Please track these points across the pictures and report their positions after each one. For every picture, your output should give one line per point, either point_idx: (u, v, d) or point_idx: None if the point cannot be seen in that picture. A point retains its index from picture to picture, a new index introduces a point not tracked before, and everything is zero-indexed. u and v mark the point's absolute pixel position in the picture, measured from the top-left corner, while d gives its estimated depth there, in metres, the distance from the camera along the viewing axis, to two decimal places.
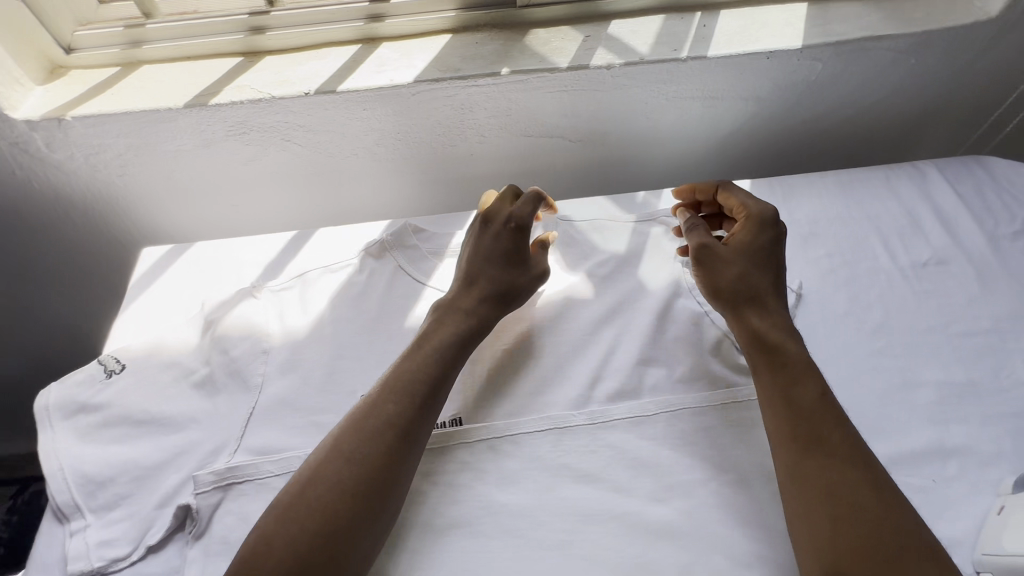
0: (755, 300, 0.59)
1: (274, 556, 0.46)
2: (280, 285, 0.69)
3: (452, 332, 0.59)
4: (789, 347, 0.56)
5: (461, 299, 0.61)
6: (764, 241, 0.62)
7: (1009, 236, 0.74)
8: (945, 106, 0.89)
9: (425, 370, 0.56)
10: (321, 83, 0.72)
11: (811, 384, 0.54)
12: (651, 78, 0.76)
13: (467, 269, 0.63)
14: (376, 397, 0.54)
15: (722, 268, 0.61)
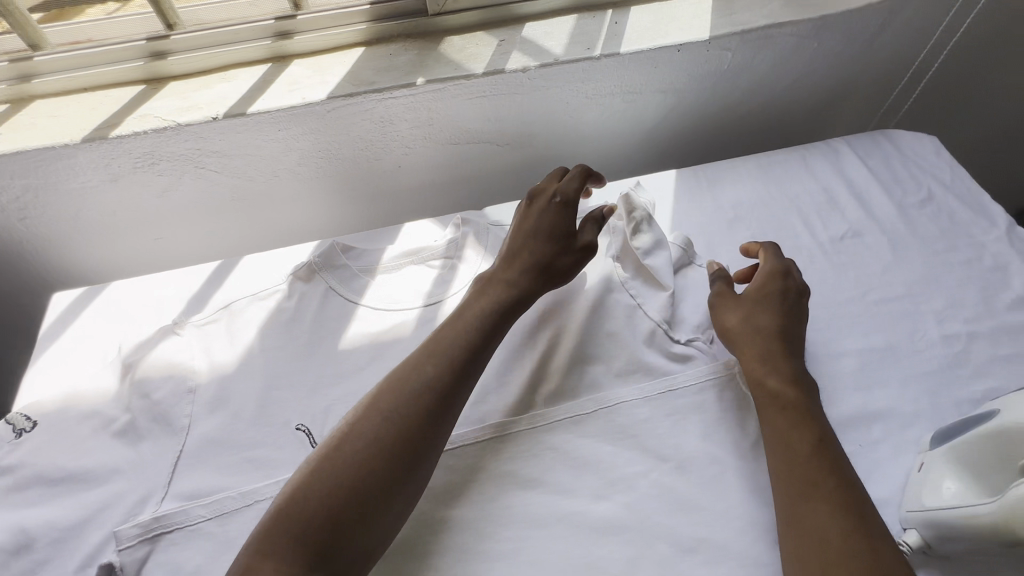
0: (765, 343, 0.59)
1: (306, 506, 0.46)
2: (206, 318, 0.67)
3: (493, 297, 0.61)
4: (790, 390, 0.55)
5: (503, 267, 0.64)
6: (779, 291, 0.63)
7: (915, 204, 0.79)
8: (851, 85, 0.94)
9: (466, 332, 0.57)
10: (230, 106, 0.70)
11: (817, 426, 0.53)
12: (568, 78, 0.77)
13: (511, 243, 0.66)
14: (420, 356, 0.55)
15: (726, 311, 0.63)
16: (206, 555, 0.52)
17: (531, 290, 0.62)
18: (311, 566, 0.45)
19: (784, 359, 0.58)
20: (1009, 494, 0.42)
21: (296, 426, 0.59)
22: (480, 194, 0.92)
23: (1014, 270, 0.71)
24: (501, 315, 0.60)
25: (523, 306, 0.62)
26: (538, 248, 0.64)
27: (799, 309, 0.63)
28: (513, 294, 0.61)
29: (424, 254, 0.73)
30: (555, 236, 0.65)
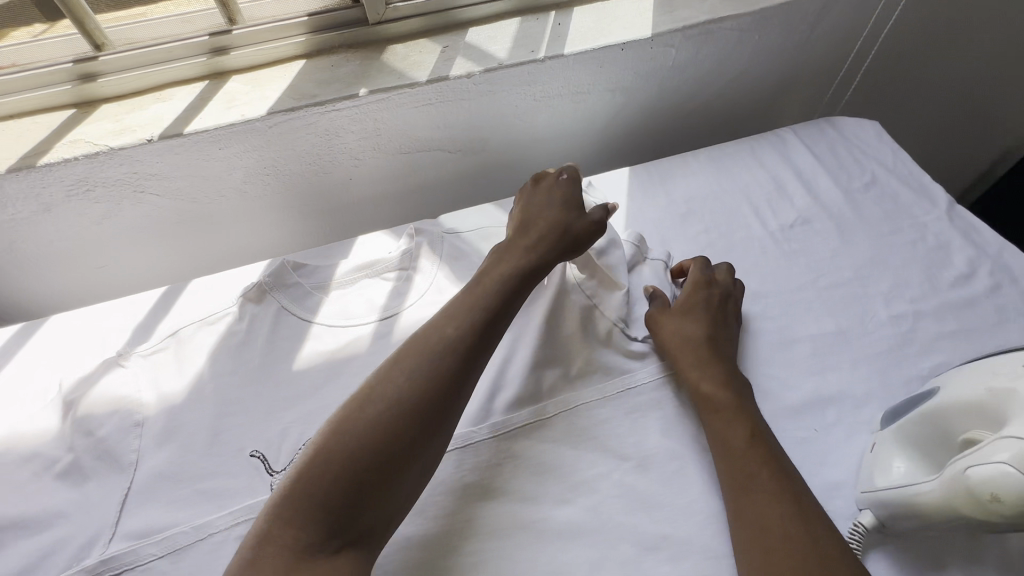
0: (696, 350, 0.61)
1: (327, 469, 0.47)
2: (153, 347, 0.64)
3: (510, 265, 0.62)
4: (718, 390, 0.57)
5: (517, 238, 0.65)
6: (706, 299, 0.66)
7: (860, 188, 0.81)
8: (795, 74, 0.96)
9: (484, 298, 0.59)
10: (166, 127, 0.68)
11: (750, 423, 0.54)
12: (514, 81, 0.77)
13: (525, 218, 0.68)
14: (441, 320, 0.56)
15: (659, 323, 0.65)
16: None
17: (546, 258, 0.64)
18: (330, 529, 0.45)
19: (715, 362, 0.60)
20: (947, 471, 0.43)
21: (250, 453, 0.58)
22: (437, 201, 0.91)
23: (955, 247, 0.73)
24: (520, 281, 0.61)
25: (539, 275, 0.63)
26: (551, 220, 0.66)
27: (727, 314, 0.65)
28: (529, 262, 0.63)
29: (378, 266, 0.72)
30: (568, 209, 0.68)
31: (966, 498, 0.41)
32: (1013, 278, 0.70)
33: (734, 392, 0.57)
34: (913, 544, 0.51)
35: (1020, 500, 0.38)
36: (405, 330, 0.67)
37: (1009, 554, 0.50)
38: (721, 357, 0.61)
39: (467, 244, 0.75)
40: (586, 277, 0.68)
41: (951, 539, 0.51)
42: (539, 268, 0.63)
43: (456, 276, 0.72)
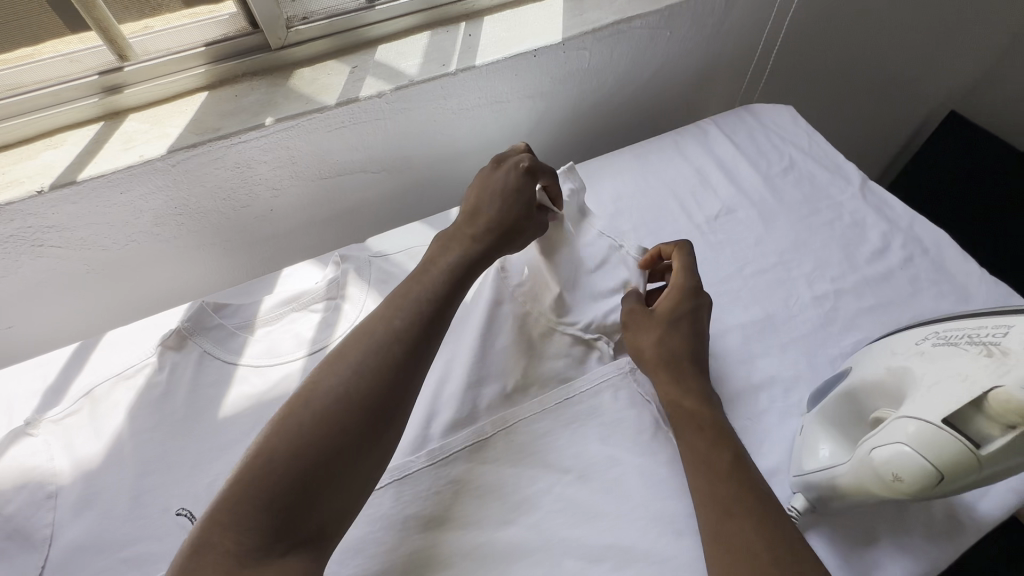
0: (679, 366, 0.59)
1: (269, 468, 0.44)
2: (65, 411, 0.60)
3: (454, 254, 0.60)
4: (708, 414, 0.55)
5: (464, 223, 0.63)
6: (691, 311, 0.62)
7: (779, 173, 0.83)
8: (712, 66, 0.98)
9: (430, 287, 0.57)
10: (57, 175, 0.64)
11: (731, 442, 0.53)
12: (429, 97, 0.75)
13: (476, 202, 0.64)
14: (387, 311, 0.55)
15: (643, 334, 0.61)
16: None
17: (492, 248, 0.62)
18: (275, 532, 0.43)
19: (696, 377, 0.58)
20: (857, 453, 0.44)
21: (177, 512, 0.55)
22: (368, 222, 0.89)
23: (870, 224, 0.76)
24: (464, 271, 0.60)
25: (484, 264, 0.61)
26: (503, 210, 0.62)
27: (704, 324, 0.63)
28: (476, 249, 0.61)
29: (305, 298, 0.70)
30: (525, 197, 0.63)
31: (874, 479, 0.42)
32: (923, 249, 0.73)
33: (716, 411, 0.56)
34: (845, 521, 0.52)
35: (920, 478, 0.40)
36: None
37: (932, 520, 0.52)
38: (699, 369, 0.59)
39: (396, 266, 0.73)
40: (520, 283, 0.67)
41: (879, 512, 0.52)
42: (485, 256, 0.61)
43: None
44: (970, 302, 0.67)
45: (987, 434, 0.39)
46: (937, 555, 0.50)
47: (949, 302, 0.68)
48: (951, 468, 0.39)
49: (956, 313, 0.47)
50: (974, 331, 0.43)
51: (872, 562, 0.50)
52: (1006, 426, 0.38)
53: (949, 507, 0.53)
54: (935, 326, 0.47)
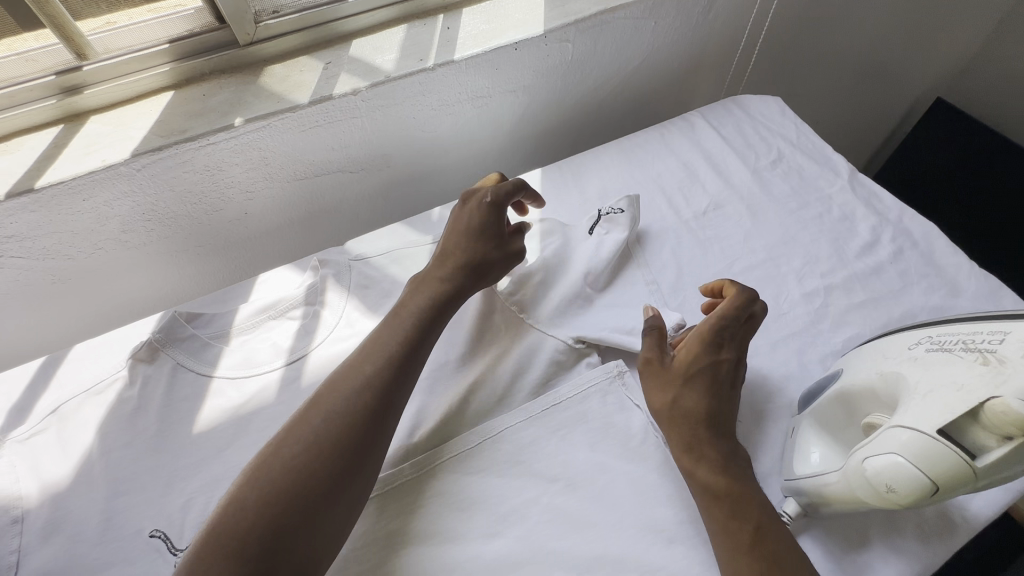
0: (694, 428, 0.53)
1: (241, 521, 0.43)
2: (31, 431, 0.58)
3: (426, 294, 0.60)
4: (724, 484, 0.50)
5: (435, 265, 0.63)
6: (710, 366, 0.56)
7: (768, 166, 0.82)
8: (699, 56, 0.96)
9: (403, 329, 0.57)
10: (13, 183, 0.60)
11: (756, 520, 0.48)
12: (407, 94, 0.73)
13: (444, 244, 0.65)
14: (360, 357, 0.54)
15: (655, 389, 0.56)
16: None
17: (463, 288, 0.62)
18: None
19: (714, 440, 0.52)
20: (849, 462, 0.42)
21: (150, 534, 0.53)
22: (348, 223, 0.87)
23: (859, 216, 0.75)
24: (438, 311, 0.59)
25: (455, 303, 0.61)
26: (471, 246, 0.63)
27: (734, 383, 0.56)
28: (446, 289, 0.61)
29: (281, 305, 0.67)
30: (490, 236, 0.64)
31: (866, 489, 0.41)
32: (913, 242, 0.72)
33: (737, 481, 0.50)
34: (838, 524, 0.51)
35: (915, 490, 0.38)
36: (316, 371, 0.63)
37: (924, 520, 0.51)
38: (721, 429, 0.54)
39: (377, 269, 0.71)
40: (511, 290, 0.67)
41: (872, 514, 0.52)
42: (452, 296, 0.61)
43: (366, 306, 0.68)
44: (960, 295, 0.67)
45: (983, 445, 0.37)
46: (930, 557, 0.50)
47: (939, 295, 0.67)
48: (945, 481, 0.38)
49: (951, 316, 0.46)
50: (969, 336, 0.42)
51: (865, 566, 0.50)
52: (1003, 437, 0.37)
53: (941, 506, 0.52)
54: (928, 330, 0.46)
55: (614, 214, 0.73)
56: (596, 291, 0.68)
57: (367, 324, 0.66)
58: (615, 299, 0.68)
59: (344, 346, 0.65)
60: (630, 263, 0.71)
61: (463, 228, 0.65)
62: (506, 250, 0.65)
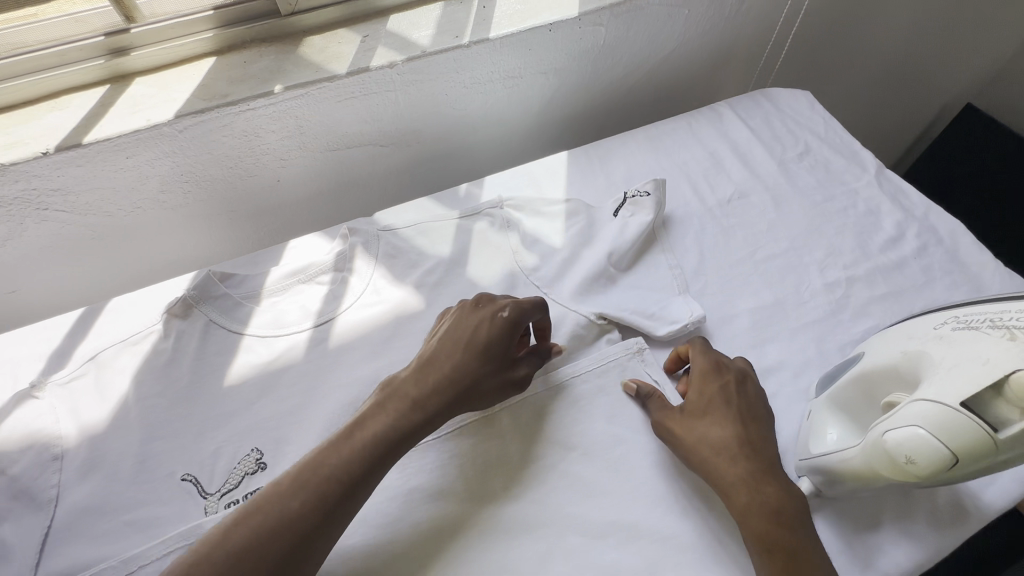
0: (731, 469, 0.51)
1: None
2: (70, 375, 0.60)
3: (395, 416, 0.51)
4: (780, 533, 0.47)
5: (417, 375, 0.54)
6: (721, 390, 0.56)
7: (795, 158, 0.82)
8: (729, 48, 0.97)
9: (356, 458, 0.48)
10: (63, 137, 0.62)
11: (818, 571, 0.45)
12: (441, 70, 0.74)
13: (439, 351, 0.56)
14: (298, 479, 0.46)
15: (680, 435, 0.54)
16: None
17: (436, 415, 0.53)
18: None
19: (761, 484, 0.50)
20: (868, 436, 0.44)
21: (182, 477, 0.55)
22: (377, 196, 0.88)
23: (884, 212, 0.75)
24: (396, 443, 0.50)
25: (420, 434, 0.52)
26: (465, 365, 0.55)
27: (752, 402, 0.56)
28: (417, 415, 0.52)
29: (311, 270, 0.69)
30: (489, 357, 0.55)
31: (884, 463, 0.42)
32: (938, 239, 0.72)
33: (790, 528, 0.47)
34: (850, 506, 0.52)
35: (936, 463, 0.39)
36: (342, 335, 0.65)
37: (936, 507, 0.52)
38: (766, 470, 0.51)
39: (405, 240, 0.72)
40: (536, 268, 0.69)
41: (885, 498, 0.53)
42: (419, 426, 0.51)
43: (392, 275, 0.69)
44: (984, 292, 0.67)
45: (1006, 419, 0.38)
46: (941, 542, 0.51)
47: (962, 292, 0.67)
48: (965, 452, 0.38)
49: (977, 298, 0.46)
50: (996, 315, 0.43)
51: (875, 546, 0.50)
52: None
53: (953, 494, 0.53)
54: (955, 310, 0.46)
55: (639, 197, 0.73)
56: (619, 271, 0.69)
57: (393, 293, 0.68)
58: (637, 280, 0.69)
59: (370, 313, 0.66)
60: (654, 246, 0.72)
61: (465, 339, 0.56)
62: (504, 377, 0.56)
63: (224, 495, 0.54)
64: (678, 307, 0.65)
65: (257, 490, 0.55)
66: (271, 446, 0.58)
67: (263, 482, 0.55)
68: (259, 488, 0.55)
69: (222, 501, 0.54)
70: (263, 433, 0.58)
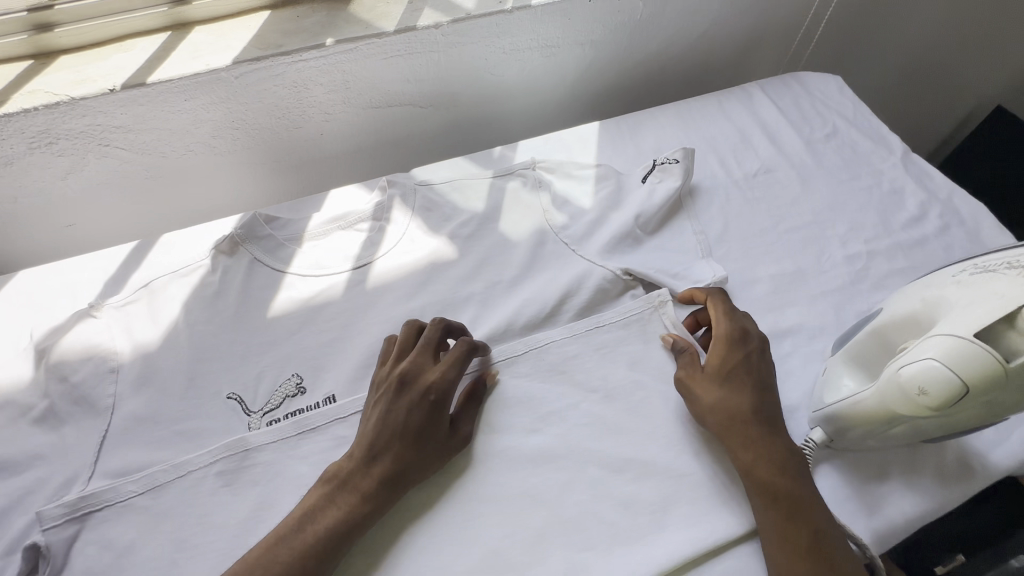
0: (743, 428, 0.52)
1: None
2: (124, 299, 0.64)
3: (338, 514, 0.49)
4: (786, 487, 0.49)
5: (356, 463, 0.52)
6: (743, 359, 0.56)
7: (822, 138, 0.84)
8: (762, 30, 0.98)
9: (301, 562, 0.47)
10: (129, 76, 0.66)
11: (818, 522, 0.48)
12: (482, 34, 0.77)
13: (372, 434, 0.53)
14: None
15: (699, 396, 0.55)
16: (138, 529, 0.52)
17: (382, 505, 0.51)
18: None
19: (770, 441, 0.52)
20: (884, 375, 0.46)
21: (228, 395, 0.60)
22: (412, 156, 0.91)
23: (909, 192, 0.77)
24: (343, 540, 0.49)
25: (368, 524, 0.50)
26: (403, 449, 0.52)
27: (768, 371, 0.57)
28: (362, 509, 0.50)
29: (351, 218, 0.72)
30: (426, 437, 0.53)
31: (899, 398, 0.44)
32: (961, 220, 0.74)
33: (794, 482, 0.50)
34: (860, 458, 0.55)
35: (946, 393, 0.42)
36: (379, 278, 0.68)
37: (944, 464, 0.54)
38: (775, 433, 0.53)
39: (440, 195, 0.75)
40: (566, 226, 0.71)
41: (894, 452, 0.55)
42: (365, 518, 0.50)
43: (427, 226, 0.72)
44: None
45: (1016, 350, 0.41)
46: (947, 495, 0.53)
47: None
48: (976, 381, 0.41)
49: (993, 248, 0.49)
50: (1013, 258, 0.45)
51: (882, 495, 0.53)
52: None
53: (961, 451, 0.55)
54: (973, 259, 0.48)
55: (668, 164, 0.76)
56: (646, 233, 0.71)
57: (428, 242, 0.71)
58: (663, 243, 0.71)
59: (406, 259, 0.70)
60: (680, 212, 0.74)
61: (396, 421, 0.53)
62: (449, 445, 0.54)
63: (266, 414, 0.59)
64: (702, 268, 0.68)
65: (296, 412, 0.59)
66: (311, 373, 0.62)
67: (302, 405, 0.60)
68: (299, 410, 0.60)
69: (264, 420, 0.59)
70: (303, 361, 0.62)
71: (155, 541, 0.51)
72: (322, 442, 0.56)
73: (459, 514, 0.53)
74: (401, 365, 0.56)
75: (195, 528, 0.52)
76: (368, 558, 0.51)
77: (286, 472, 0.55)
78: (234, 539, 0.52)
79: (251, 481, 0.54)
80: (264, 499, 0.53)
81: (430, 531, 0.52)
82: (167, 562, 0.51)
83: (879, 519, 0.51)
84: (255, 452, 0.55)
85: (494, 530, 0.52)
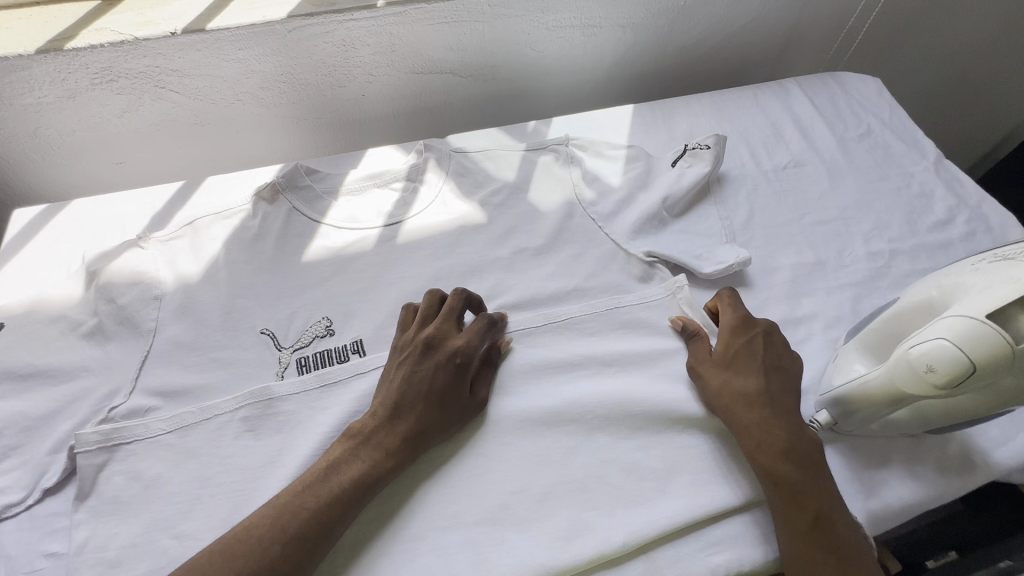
0: (754, 407, 0.54)
1: None
2: (170, 234, 0.67)
3: (364, 467, 0.51)
4: (789, 459, 0.51)
5: (380, 425, 0.53)
6: (747, 343, 0.58)
7: (855, 138, 0.84)
8: (805, 27, 0.99)
9: (330, 506, 0.48)
10: (189, 22, 0.69)
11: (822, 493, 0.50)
12: (528, 7, 0.78)
13: (394, 395, 0.54)
14: (272, 527, 0.46)
15: (705, 381, 0.58)
16: (165, 464, 0.54)
17: (405, 462, 0.53)
18: None
19: (779, 421, 0.53)
20: (894, 354, 0.49)
21: (261, 330, 0.63)
22: (447, 124, 0.94)
23: (938, 196, 0.77)
24: (369, 492, 0.50)
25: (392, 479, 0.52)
26: (424, 410, 0.54)
27: (777, 353, 0.58)
28: (387, 465, 0.52)
29: (387, 176, 0.74)
30: (447, 400, 0.55)
31: (908, 374, 0.47)
32: (988, 227, 0.74)
33: (802, 459, 0.51)
34: (863, 445, 0.56)
35: (954, 372, 0.45)
36: (409, 235, 0.71)
37: (946, 457, 0.55)
38: (782, 414, 0.54)
39: (474, 162, 0.77)
40: (595, 203, 0.73)
41: (897, 442, 0.56)
42: (389, 473, 0.52)
43: (459, 191, 0.74)
44: None
45: None
46: (945, 485, 0.54)
47: None
48: (987, 363, 0.43)
49: (1011, 242, 0.51)
50: None
51: (881, 481, 0.54)
52: None
53: (965, 448, 0.56)
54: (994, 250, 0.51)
55: (699, 149, 0.76)
56: (672, 216, 0.73)
57: (457, 207, 0.73)
58: (689, 227, 0.72)
59: (434, 221, 0.72)
60: (707, 197, 0.75)
61: (415, 382, 0.55)
62: (469, 408, 0.56)
63: (296, 350, 0.63)
64: (727, 255, 0.68)
65: (324, 351, 0.63)
66: (339, 317, 0.65)
67: (330, 346, 0.63)
68: (327, 350, 0.63)
69: (294, 356, 0.62)
70: (333, 307, 0.66)
71: (181, 474, 0.53)
72: (342, 393, 0.58)
73: (469, 469, 0.55)
74: (423, 333, 0.58)
75: (218, 467, 0.54)
76: (382, 504, 0.53)
77: (307, 421, 0.57)
78: (252, 481, 0.53)
79: (275, 428, 0.56)
80: (286, 445, 0.55)
81: (441, 481, 0.54)
82: (192, 498, 0.52)
83: (876, 502, 0.53)
84: (279, 402, 0.57)
85: (503, 484, 0.54)
